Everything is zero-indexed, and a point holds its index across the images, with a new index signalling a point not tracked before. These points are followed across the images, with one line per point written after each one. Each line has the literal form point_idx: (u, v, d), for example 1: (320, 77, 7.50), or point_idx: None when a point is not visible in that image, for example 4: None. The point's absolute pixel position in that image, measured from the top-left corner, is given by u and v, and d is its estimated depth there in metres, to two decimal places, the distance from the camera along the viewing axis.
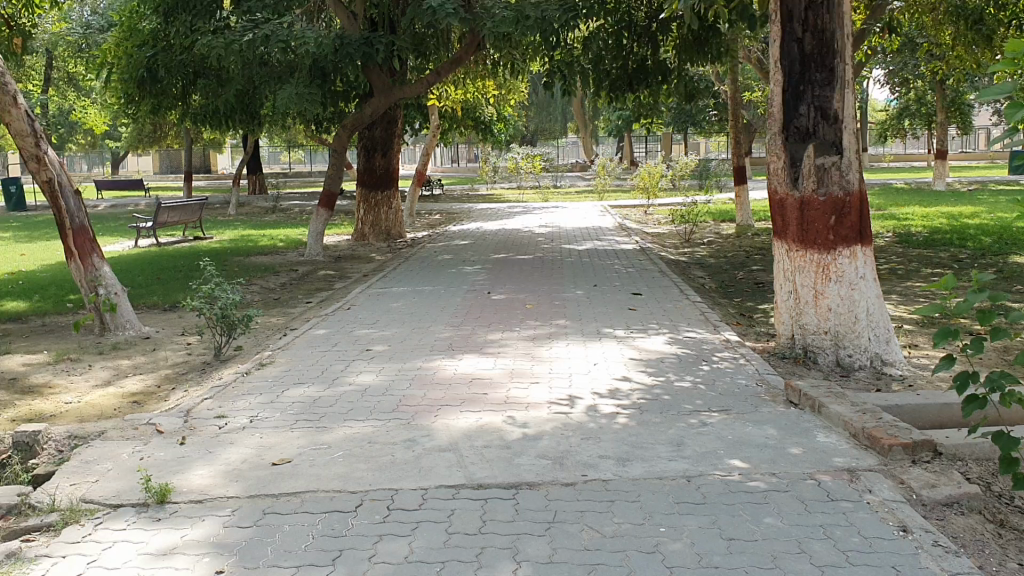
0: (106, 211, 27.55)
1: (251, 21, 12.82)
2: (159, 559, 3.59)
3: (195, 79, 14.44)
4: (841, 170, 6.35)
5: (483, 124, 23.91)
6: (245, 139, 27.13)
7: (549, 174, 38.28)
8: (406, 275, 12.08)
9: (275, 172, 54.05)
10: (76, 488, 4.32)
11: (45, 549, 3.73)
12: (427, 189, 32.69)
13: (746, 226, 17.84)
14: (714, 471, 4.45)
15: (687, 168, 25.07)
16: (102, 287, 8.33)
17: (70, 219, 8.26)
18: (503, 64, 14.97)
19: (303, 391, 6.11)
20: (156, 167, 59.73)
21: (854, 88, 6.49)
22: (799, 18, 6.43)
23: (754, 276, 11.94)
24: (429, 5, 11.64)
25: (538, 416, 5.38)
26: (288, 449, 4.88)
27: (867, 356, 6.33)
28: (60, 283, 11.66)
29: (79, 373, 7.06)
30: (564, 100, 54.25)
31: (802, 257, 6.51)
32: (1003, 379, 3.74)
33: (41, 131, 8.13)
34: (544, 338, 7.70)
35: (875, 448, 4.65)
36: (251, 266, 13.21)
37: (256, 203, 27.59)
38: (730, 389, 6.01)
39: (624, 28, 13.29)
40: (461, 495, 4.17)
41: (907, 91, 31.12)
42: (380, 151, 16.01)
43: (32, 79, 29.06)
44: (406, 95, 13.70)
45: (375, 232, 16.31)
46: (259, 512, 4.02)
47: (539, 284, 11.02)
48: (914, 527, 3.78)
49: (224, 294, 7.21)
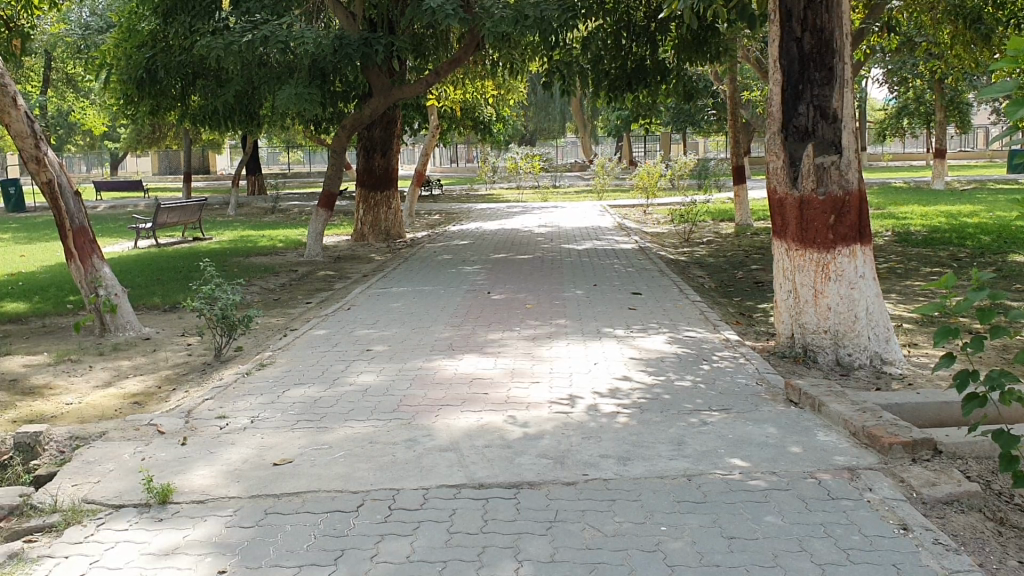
0: (107, 211, 27.73)
1: (250, 21, 12.81)
2: (161, 559, 3.59)
3: (194, 80, 14.47)
4: (841, 169, 6.36)
5: (483, 124, 23.93)
6: (245, 139, 27.09)
7: (548, 174, 38.30)
8: (406, 275, 12.09)
9: (274, 173, 54.20)
10: (78, 488, 4.34)
11: (48, 549, 3.74)
12: (426, 190, 32.71)
13: (745, 226, 17.83)
14: (715, 470, 4.46)
15: (687, 168, 25.09)
16: (102, 288, 8.33)
17: (70, 219, 8.26)
18: (503, 65, 14.96)
19: (303, 391, 6.12)
20: (156, 168, 59.81)
21: (853, 88, 6.50)
22: (799, 17, 6.44)
23: (755, 275, 11.93)
24: (429, 5, 11.63)
25: (538, 416, 5.39)
26: (289, 449, 4.89)
27: (867, 355, 6.33)
28: (61, 283, 11.69)
29: (80, 373, 7.09)
30: (563, 100, 54.27)
31: (801, 256, 6.52)
32: (1003, 377, 3.75)
33: (41, 132, 8.13)
34: (543, 338, 7.70)
35: (875, 447, 4.66)
36: (252, 266, 13.26)
37: (256, 204, 27.64)
38: (730, 389, 6.02)
39: (623, 27, 13.28)
40: (462, 495, 4.18)
41: (906, 91, 31.01)
42: (380, 151, 16.02)
43: (32, 80, 29.12)
44: (406, 95, 13.70)
45: (375, 232, 16.31)
46: (260, 513, 4.03)
47: (539, 284, 11.01)
48: (913, 526, 3.79)
49: (224, 294, 7.21)
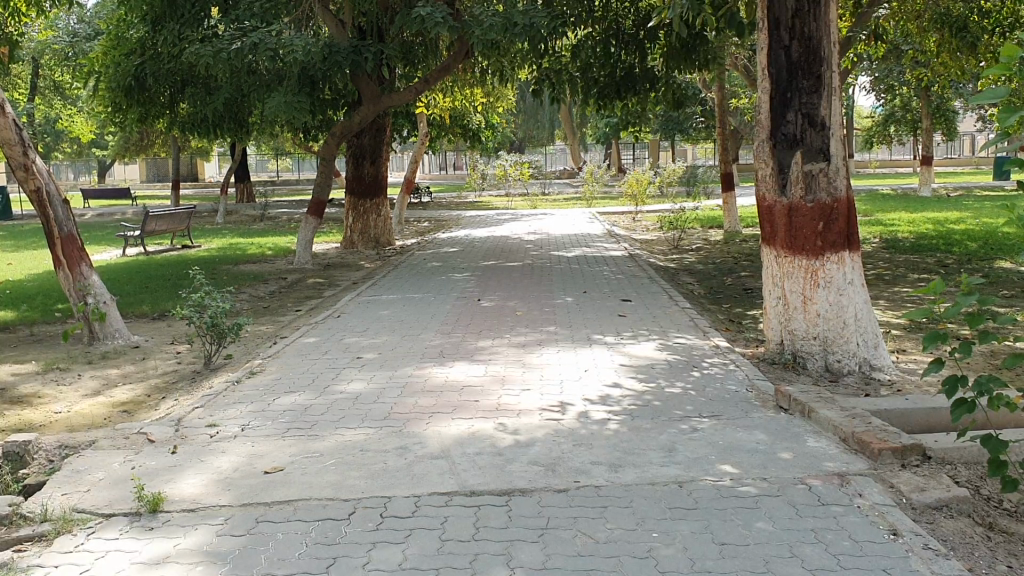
0: (93, 220, 27.54)
1: (239, 28, 12.61)
2: (152, 568, 3.58)
3: (183, 87, 14.42)
4: (829, 176, 6.40)
5: (471, 132, 24.04)
6: (233, 145, 26.89)
7: (537, 183, 38.57)
8: (397, 283, 12.08)
9: (262, 181, 54.00)
10: (68, 497, 4.30)
11: (38, 559, 3.73)
12: (415, 198, 32.78)
13: (734, 234, 17.77)
14: (705, 476, 4.47)
15: (674, 175, 25.28)
16: (91, 296, 8.25)
17: (58, 227, 8.22)
18: (493, 71, 15.06)
19: (293, 399, 6.09)
20: (143, 175, 59.48)
21: (841, 96, 6.54)
22: (787, 25, 6.48)
23: (744, 282, 11.98)
24: (418, 14, 11.67)
25: (530, 423, 5.39)
26: (279, 457, 4.87)
27: (856, 360, 6.37)
28: (47, 292, 11.58)
29: (68, 382, 7.03)
30: (551, 108, 54.52)
31: (790, 263, 6.57)
32: (991, 382, 3.77)
33: (30, 140, 8.11)
34: (532, 345, 7.69)
35: (865, 452, 4.69)
36: (239, 275, 13.18)
37: (244, 212, 27.59)
38: (721, 396, 6.03)
39: (613, 36, 13.47)
40: (454, 503, 4.18)
41: (893, 99, 31.58)
42: (369, 159, 15.93)
43: (19, 87, 29.00)
44: (395, 104, 13.72)
45: (365, 239, 16.37)
46: (251, 521, 4.01)
47: (529, 292, 11.00)
48: (904, 531, 3.81)
49: (214, 302, 7.18)
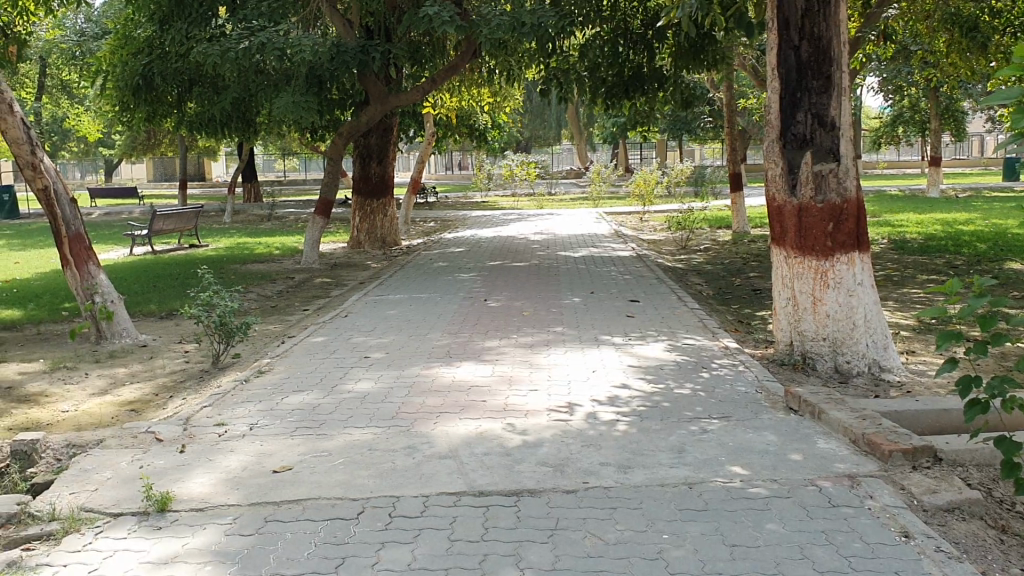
0: (101, 220, 27.58)
1: (247, 28, 12.63)
2: (160, 567, 3.57)
3: (190, 86, 14.44)
4: (839, 176, 6.36)
5: (478, 132, 24.03)
6: (239, 145, 26.91)
7: (543, 183, 38.50)
8: (404, 283, 12.06)
9: (268, 181, 54.05)
10: (76, 496, 4.30)
11: (46, 558, 3.72)
12: (421, 197, 32.75)
13: (741, 235, 17.68)
14: (715, 477, 4.45)
15: (681, 175, 25.21)
16: (98, 296, 8.26)
17: (65, 227, 8.23)
18: (500, 71, 15.04)
19: (301, 399, 6.08)
20: (150, 176, 59.61)
21: (851, 96, 6.51)
22: (796, 26, 6.46)
23: (753, 283, 11.92)
24: (425, 13, 11.64)
25: (538, 424, 5.37)
26: (288, 456, 4.87)
27: (865, 361, 6.34)
28: (54, 291, 11.58)
29: (75, 381, 7.04)
30: (558, 108, 54.43)
31: (799, 264, 6.54)
32: (1004, 384, 3.73)
33: (37, 139, 8.10)
34: (540, 346, 7.66)
35: (875, 454, 4.66)
36: (247, 274, 13.17)
37: (251, 212, 27.59)
38: (731, 397, 6.01)
39: (620, 35, 13.46)
40: (462, 503, 4.17)
41: (902, 99, 31.42)
42: (376, 159, 15.92)
43: (27, 87, 29.07)
44: (402, 103, 13.72)
45: (372, 239, 16.35)
46: (260, 521, 4.00)
47: (536, 292, 10.97)
48: (915, 533, 3.79)
49: (222, 302, 7.18)
